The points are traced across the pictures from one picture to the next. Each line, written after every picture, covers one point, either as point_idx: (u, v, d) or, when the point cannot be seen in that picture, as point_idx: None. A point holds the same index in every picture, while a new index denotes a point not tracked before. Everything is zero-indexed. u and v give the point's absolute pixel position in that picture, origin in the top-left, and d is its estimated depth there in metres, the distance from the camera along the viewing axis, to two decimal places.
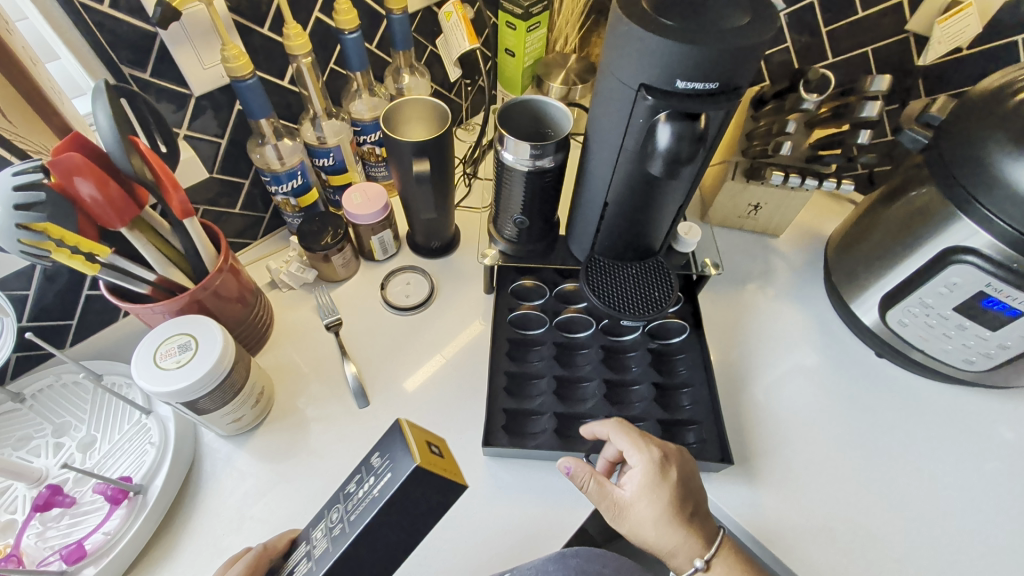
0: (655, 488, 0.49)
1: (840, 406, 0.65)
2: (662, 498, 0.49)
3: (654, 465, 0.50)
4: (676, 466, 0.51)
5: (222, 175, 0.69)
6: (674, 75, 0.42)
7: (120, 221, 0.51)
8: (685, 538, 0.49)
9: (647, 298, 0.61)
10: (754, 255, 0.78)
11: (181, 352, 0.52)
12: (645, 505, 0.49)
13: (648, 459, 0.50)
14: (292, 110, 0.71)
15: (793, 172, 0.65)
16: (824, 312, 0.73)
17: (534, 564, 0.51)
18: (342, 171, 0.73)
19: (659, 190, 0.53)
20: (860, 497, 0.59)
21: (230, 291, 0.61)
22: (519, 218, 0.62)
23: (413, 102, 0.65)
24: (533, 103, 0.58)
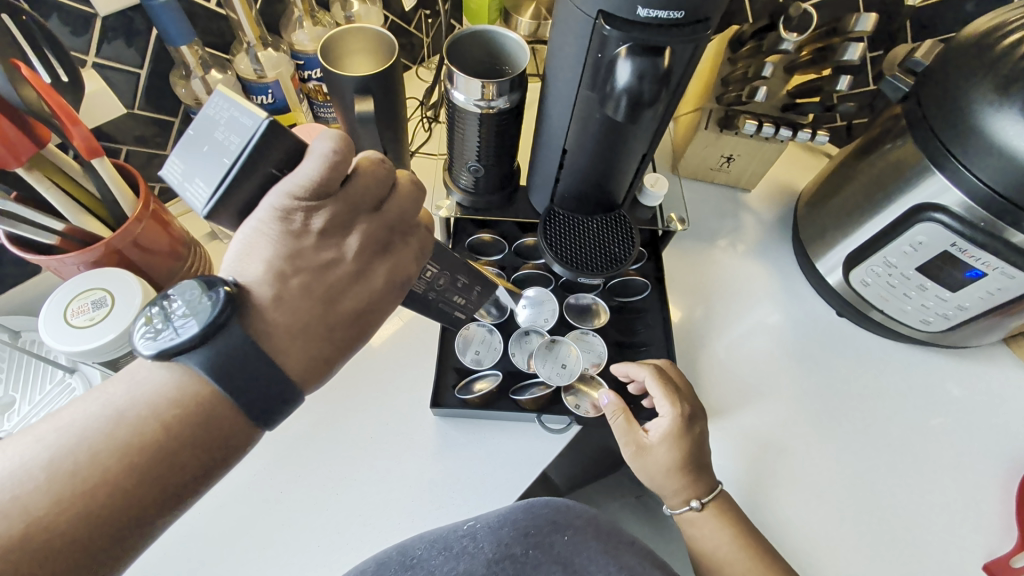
0: (678, 439, 0.51)
1: (798, 366, 0.65)
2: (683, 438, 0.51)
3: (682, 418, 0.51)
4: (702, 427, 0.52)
5: (146, 112, 0.62)
6: (634, 1, 0.37)
7: (16, 161, 0.45)
8: (694, 478, 0.51)
9: (606, 254, 0.58)
10: (724, 211, 0.76)
11: (95, 308, 0.47)
12: (665, 440, 0.51)
13: (679, 411, 0.51)
14: (224, 38, 0.64)
15: (767, 121, 0.62)
16: (789, 269, 0.72)
17: (499, 519, 0.46)
18: (285, 111, 0.66)
19: (623, 136, 0.49)
20: (809, 453, 0.59)
21: (158, 242, 0.56)
22: (473, 165, 0.58)
23: (356, 31, 0.58)
24: (487, 35, 0.52)
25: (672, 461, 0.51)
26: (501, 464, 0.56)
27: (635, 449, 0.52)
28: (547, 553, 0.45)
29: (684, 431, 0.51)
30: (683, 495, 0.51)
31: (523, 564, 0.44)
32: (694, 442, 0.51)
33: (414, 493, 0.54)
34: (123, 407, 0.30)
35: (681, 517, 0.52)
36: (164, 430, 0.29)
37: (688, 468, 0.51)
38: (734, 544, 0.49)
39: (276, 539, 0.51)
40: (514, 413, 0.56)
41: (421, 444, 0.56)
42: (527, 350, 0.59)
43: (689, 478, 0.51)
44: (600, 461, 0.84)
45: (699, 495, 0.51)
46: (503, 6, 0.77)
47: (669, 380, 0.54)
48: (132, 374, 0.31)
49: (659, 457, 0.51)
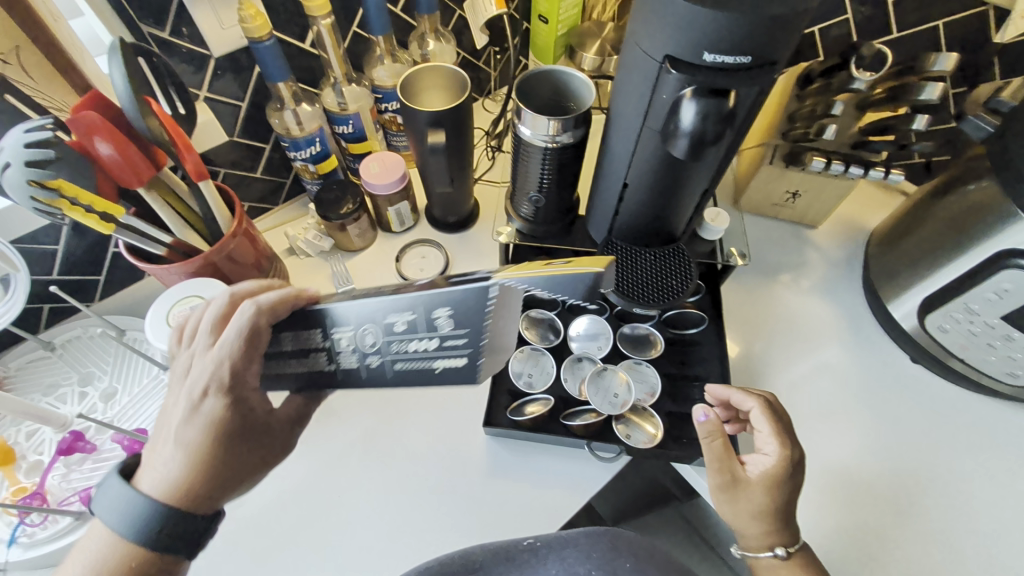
0: (780, 482, 0.48)
1: (865, 413, 0.61)
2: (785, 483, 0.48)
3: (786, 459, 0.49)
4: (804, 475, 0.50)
5: (243, 139, 0.69)
6: (701, 47, 0.38)
7: (138, 182, 0.51)
8: (779, 523, 0.48)
9: (663, 286, 0.58)
10: (788, 247, 0.74)
11: (195, 314, 0.54)
12: (762, 482, 0.48)
13: (787, 454, 0.49)
14: (314, 74, 0.70)
15: (836, 158, 0.60)
16: (857, 310, 0.68)
17: (563, 538, 0.50)
18: (362, 139, 0.72)
19: (686, 172, 0.49)
20: (875, 507, 0.56)
21: (245, 257, 0.62)
22: (535, 195, 0.60)
23: (434, 69, 0.62)
24: (556, 75, 0.55)
25: (768, 504, 0.48)
26: (548, 488, 0.56)
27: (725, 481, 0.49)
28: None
29: (787, 474, 0.48)
30: (771, 540, 0.48)
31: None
32: (794, 488, 0.49)
33: (463, 510, 0.55)
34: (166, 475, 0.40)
35: (758, 561, 0.49)
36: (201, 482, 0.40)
37: (778, 514, 0.48)
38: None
39: (331, 541, 0.54)
40: (564, 438, 0.56)
41: (470, 461, 0.58)
42: (579, 375, 0.60)
43: (780, 525, 0.48)
44: (647, 495, 0.82)
45: (785, 542, 0.48)
46: (568, 43, 0.80)
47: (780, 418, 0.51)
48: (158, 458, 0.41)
49: (756, 497, 0.48)
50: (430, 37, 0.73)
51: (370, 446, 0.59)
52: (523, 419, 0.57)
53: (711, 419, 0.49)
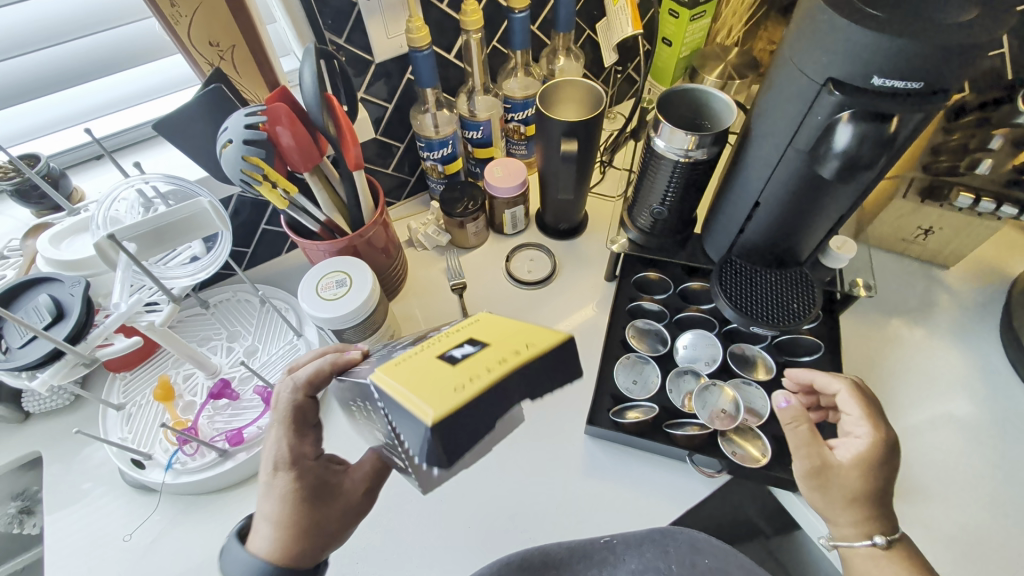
0: (874, 463, 0.48)
1: (997, 470, 0.57)
2: (881, 465, 0.48)
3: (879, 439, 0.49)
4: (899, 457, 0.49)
5: (384, 137, 0.77)
6: (871, 71, 0.40)
7: (304, 165, 0.59)
8: (878, 510, 0.47)
9: (783, 308, 0.57)
10: (913, 285, 0.70)
11: (339, 286, 0.61)
12: (854, 465, 0.48)
13: (879, 435, 0.49)
14: (452, 83, 0.76)
15: (985, 195, 0.58)
16: (992, 360, 0.64)
17: (641, 536, 0.53)
18: (487, 145, 0.77)
19: (827, 193, 0.50)
20: (1005, 572, 0.51)
21: (379, 243, 0.69)
22: (657, 209, 0.62)
23: (571, 85, 0.66)
24: (697, 94, 0.57)
25: (864, 484, 0.47)
26: (643, 495, 0.57)
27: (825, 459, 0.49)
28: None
29: (878, 454, 0.48)
30: (866, 527, 0.47)
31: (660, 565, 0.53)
32: (889, 471, 0.48)
33: (559, 503, 0.57)
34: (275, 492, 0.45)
35: (853, 551, 0.48)
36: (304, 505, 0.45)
37: (873, 496, 0.47)
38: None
39: (431, 512, 0.57)
40: (666, 447, 0.56)
41: (567, 457, 0.60)
42: (683, 389, 0.60)
43: (875, 511, 0.47)
44: (729, 527, 0.80)
45: (884, 531, 0.47)
46: (690, 65, 0.82)
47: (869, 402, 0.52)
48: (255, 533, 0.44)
49: (852, 477, 0.48)
50: (561, 54, 0.78)
51: None
52: (626, 422, 0.58)
53: (794, 403, 0.50)
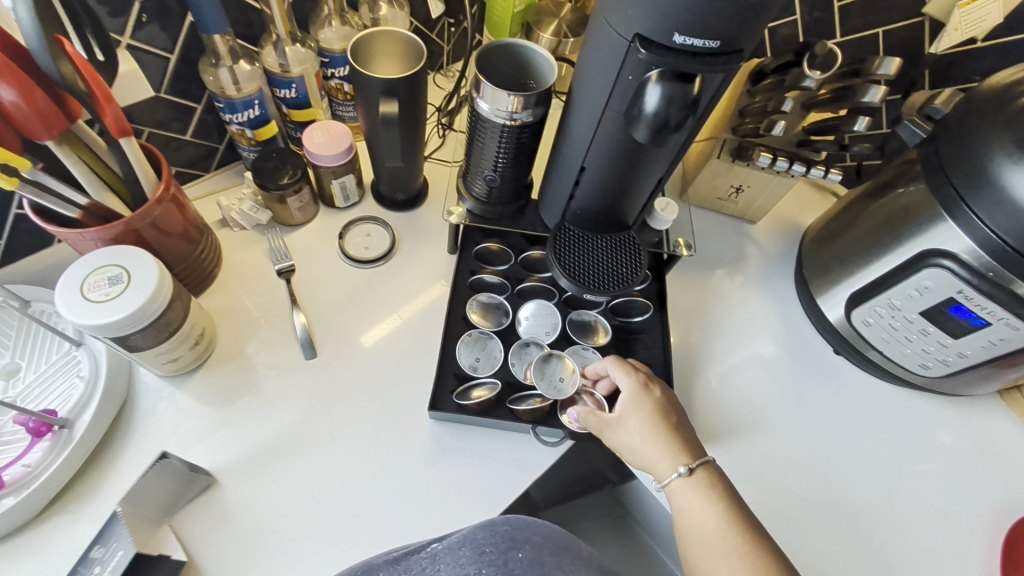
0: (637, 401, 0.52)
1: (793, 400, 0.65)
2: (653, 406, 0.52)
3: (639, 386, 0.54)
4: (661, 386, 0.55)
5: (172, 96, 0.63)
6: (672, 28, 0.38)
7: (47, 134, 0.45)
8: (669, 443, 0.50)
9: (614, 273, 0.58)
10: (729, 240, 0.76)
11: (111, 285, 0.47)
12: (632, 416, 0.52)
13: (634, 380, 0.54)
14: (254, 30, 0.64)
15: (782, 155, 0.62)
16: (788, 303, 0.72)
17: (462, 535, 0.47)
18: (305, 106, 0.67)
19: (645, 158, 0.49)
20: (798, 488, 0.59)
21: (173, 224, 0.56)
22: (490, 175, 0.58)
23: (386, 35, 0.59)
24: (519, 49, 0.53)
25: (643, 422, 0.51)
26: (492, 473, 0.56)
27: (603, 425, 0.53)
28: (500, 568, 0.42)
29: (644, 394, 0.53)
30: (669, 461, 0.49)
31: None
32: (660, 404, 0.53)
33: (404, 496, 0.54)
34: None
35: (670, 490, 0.49)
36: None
37: (659, 432, 0.50)
38: (723, 514, 0.46)
39: (263, 532, 0.52)
40: (510, 423, 0.56)
41: (413, 447, 0.57)
42: (526, 360, 0.59)
43: (669, 443, 0.50)
44: (586, 478, 0.84)
45: (686, 461, 0.49)
46: (526, 20, 0.79)
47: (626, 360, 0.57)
48: None
49: (631, 423, 0.52)
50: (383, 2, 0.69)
51: (307, 430, 0.57)
52: (470, 403, 0.56)
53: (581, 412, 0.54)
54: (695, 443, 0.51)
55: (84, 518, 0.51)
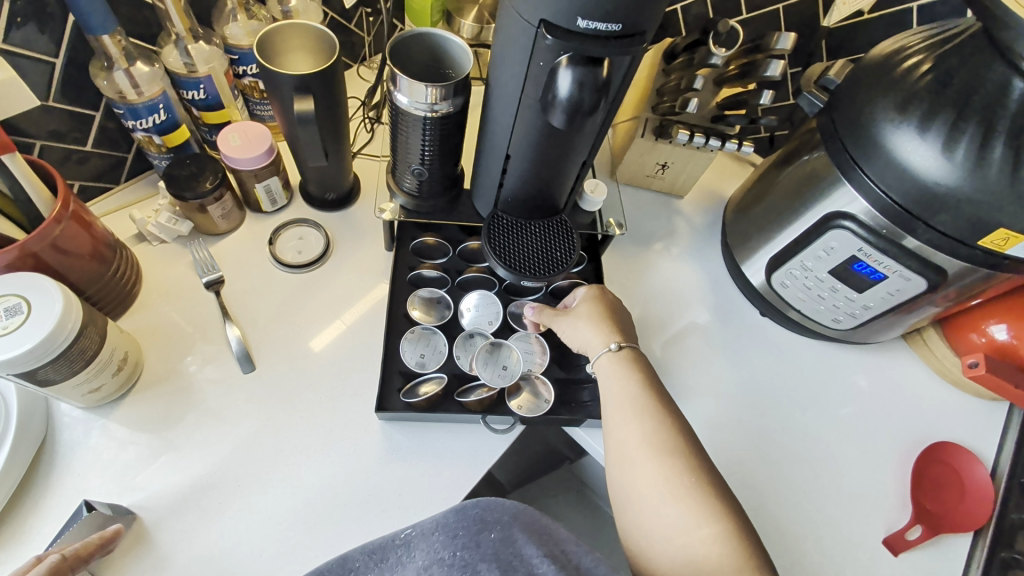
0: (591, 294, 0.58)
1: (727, 363, 0.69)
2: (603, 299, 0.58)
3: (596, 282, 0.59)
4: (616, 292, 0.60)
5: (64, 105, 0.58)
6: (575, 13, 0.38)
7: None
8: (606, 327, 0.55)
9: (548, 257, 0.60)
10: (659, 215, 0.79)
11: (8, 317, 0.44)
12: (582, 303, 0.58)
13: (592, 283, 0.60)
14: (150, 28, 0.60)
15: (698, 131, 0.66)
16: (718, 272, 0.76)
17: (431, 520, 0.47)
18: (218, 107, 0.64)
19: (565, 143, 0.50)
20: (735, 443, 0.64)
21: (78, 245, 0.52)
22: (417, 168, 0.58)
23: (293, 29, 0.57)
24: (432, 38, 0.52)
25: (590, 312, 0.57)
26: (446, 466, 0.56)
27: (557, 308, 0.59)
28: (473, 553, 0.43)
29: (596, 291, 0.59)
30: (603, 338, 0.55)
31: (452, 569, 0.43)
32: (608, 302, 0.58)
33: (359, 498, 0.54)
34: None
35: (599, 366, 0.54)
36: None
37: (603, 318, 0.56)
38: (639, 385, 0.51)
39: (214, 554, 0.50)
40: (459, 415, 0.56)
41: (364, 450, 0.56)
42: (472, 351, 0.60)
43: (606, 327, 0.55)
44: (545, 458, 0.86)
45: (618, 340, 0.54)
46: (446, 8, 0.77)
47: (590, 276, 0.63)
48: None
49: (580, 310, 0.57)
50: None
51: (252, 444, 0.56)
52: (417, 400, 0.56)
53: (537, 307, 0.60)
54: (630, 332, 0.56)
55: (14, 566, 0.48)
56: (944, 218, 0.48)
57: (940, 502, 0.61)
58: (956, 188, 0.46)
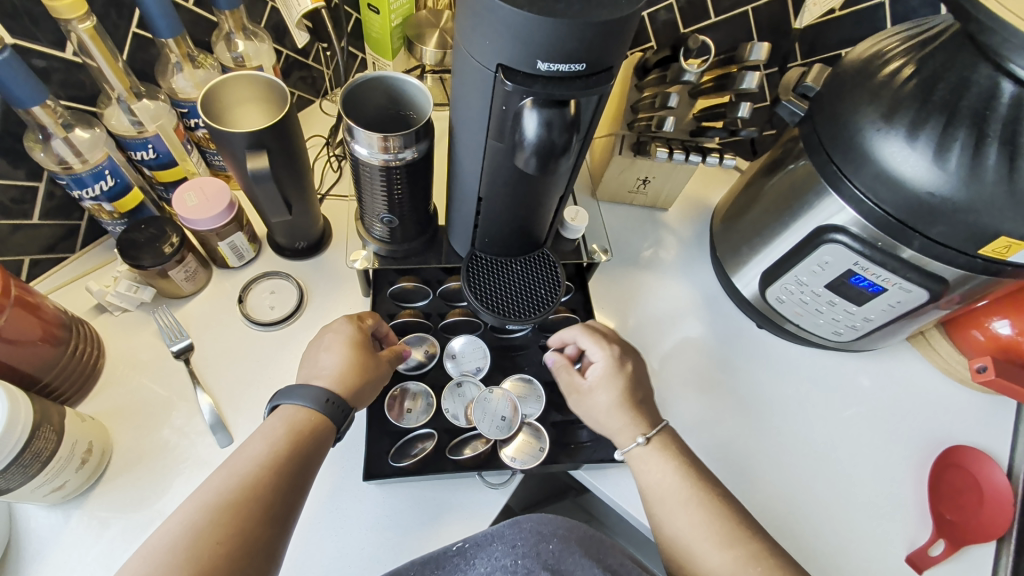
0: (611, 377, 0.54)
1: (728, 382, 0.66)
2: (620, 381, 0.54)
3: (612, 361, 0.55)
4: (633, 359, 0.56)
5: (2, 180, 0.54)
6: (533, 56, 0.35)
7: None
8: (630, 420, 0.52)
9: (533, 296, 0.57)
10: (644, 231, 0.76)
11: None
12: (602, 390, 0.54)
13: (609, 352, 0.56)
14: (90, 89, 0.56)
15: (678, 146, 0.63)
16: (709, 286, 0.73)
17: (488, 530, 0.45)
18: (171, 165, 0.60)
19: (539, 183, 0.47)
20: (746, 467, 0.61)
21: (25, 331, 0.48)
22: (386, 217, 0.54)
23: (240, 82, 0.53)
24: (388, 81, 0.49)
25: (614, 398, 0.53)
26: (446, 528, 0.53)
27: (577, 389, 0.56)
28: (534, 561, 0.42)
29: (616, 368, 0.55)
30: (629, 433, 0.52)
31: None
32: (630, 381, 0.54)
33: (352, 574, 0.50)
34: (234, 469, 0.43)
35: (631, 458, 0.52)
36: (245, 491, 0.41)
37: (632, 407, 0.53)
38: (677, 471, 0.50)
39: None
40: (454, 472, 0.54)
41: (357, 520, 0.52)
42: (463, 401, 0.57)
43: (631, 416, 0.53)
44: (549, 492, 0.83)
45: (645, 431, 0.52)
46: (406, 35, 0.74)
47: (595, 328, 0.58)
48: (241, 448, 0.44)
49: (602, 396, 0.54)
50: (238, 36, 0.62)
51: None
52: (408, 463, 0.53)
53: (557, 363, 0.57)
54: (653, 411, 0.54)
55: None
56: (941, 228, 0.45)
57: (958, 511, 0.59)
58: (951, 198, 0.43)
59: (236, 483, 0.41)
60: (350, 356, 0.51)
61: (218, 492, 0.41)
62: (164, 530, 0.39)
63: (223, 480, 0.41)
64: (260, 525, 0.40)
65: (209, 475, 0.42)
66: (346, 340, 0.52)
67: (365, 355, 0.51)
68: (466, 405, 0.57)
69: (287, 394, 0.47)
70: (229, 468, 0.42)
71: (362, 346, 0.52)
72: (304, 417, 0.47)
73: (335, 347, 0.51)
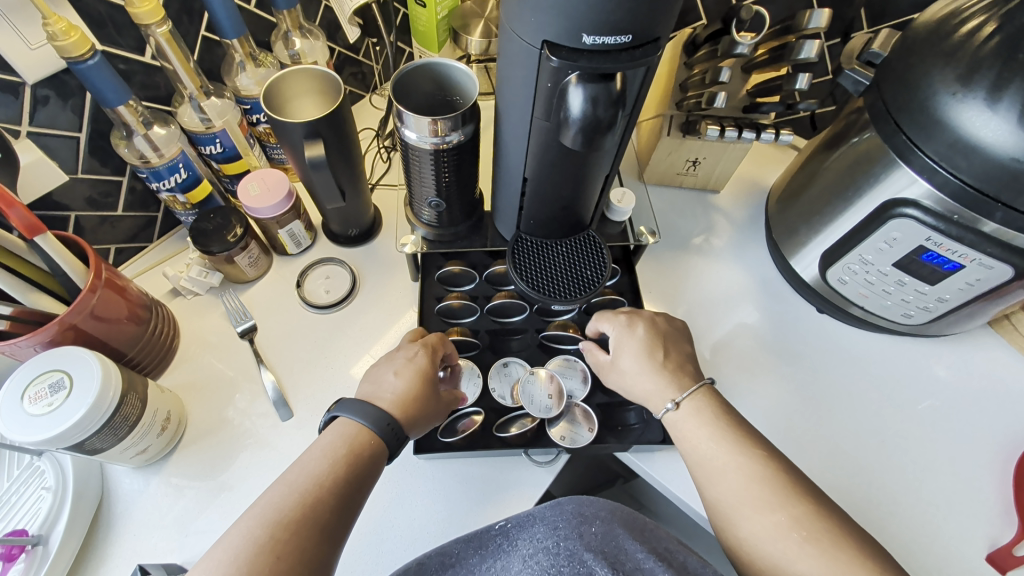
0: (622, 344, 0.55)
1: (784, 367, 0.64)
2: (636, 347, 0.54)
3: (620, 329, 0.56)
4: (647, 322, 0.56)
5: (92, 174, 0.59)
6: (578, 29, 0.35)
7: None
8: (657, 383, 0.52)
9: (578, 278, 0.57)
10: (694, 214, 0.74)
11: (53, 393, 0.45)
12: (620, 358, 0.55)
13: (615, 323, 0.56)
14: (164, 90, 0.61)
15: (729, 124, 0.61)
16: (764, 269, 0.70)
17: (529, 511, 0.45)
18: (236, 158, 0.64)
19: (586, 160, 0.47)
20: (804, 455, 0.58)
21: (115, 310, 0.53)
22: (434, 201, 0.56)
23: (299, 75, 0.57)
24: (437, 68, 0.50)
25: (632, 363, 0.54)
26: (493, 504, 0.54)
27: (603, 365, 0.57)
28: (578, 543, 0.41)
29: (628, 335, 0.55)
30: (659, 398, 0.52)
31: (560, 559, 0.41)
32: (647, 343, 0.54)
33: (402, 545, 0.52)
34: (293, 483, 0.44)
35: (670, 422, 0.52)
36: (302, 509, 0.42)
37: (659, 370, 0.53)
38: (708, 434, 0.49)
39: None
40: (501, 450, 0.55)
41: (408, 493, 0.54)
42: (509, 380, 0.58)
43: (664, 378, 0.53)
44: (596, 480, 0.82)
45: (676, 395, 0.52)
46: (451, 26, 0.75)
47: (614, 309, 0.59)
48: (300, 462, 0.45)
49: (624, 364, 0.54)
50: (295, 35, 0.66)
51: None
52: (457, 438, 0.54)
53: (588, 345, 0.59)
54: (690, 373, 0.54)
55: None
56: None
57: None
58: None
59: (295, 499, 0.42)
60: (417, 383, 0.51)
61: (280, 508, 0.42)
62: (225, 545, 0.40)
63: (283, 496, 0.43)
64: (318, 547, 0.41)
65: (267, 490, 0.44)
66: (414, 369, 0.52)
67: (428, 383, 0.51)
68: (512, 384, 0.58)
69: (346, 408, 0.48)
70: (288, 485, 0.43)
71: (427, 375, 0.52)
72: (364, 436, 0.47)
73: (404, 371, 0.52)
